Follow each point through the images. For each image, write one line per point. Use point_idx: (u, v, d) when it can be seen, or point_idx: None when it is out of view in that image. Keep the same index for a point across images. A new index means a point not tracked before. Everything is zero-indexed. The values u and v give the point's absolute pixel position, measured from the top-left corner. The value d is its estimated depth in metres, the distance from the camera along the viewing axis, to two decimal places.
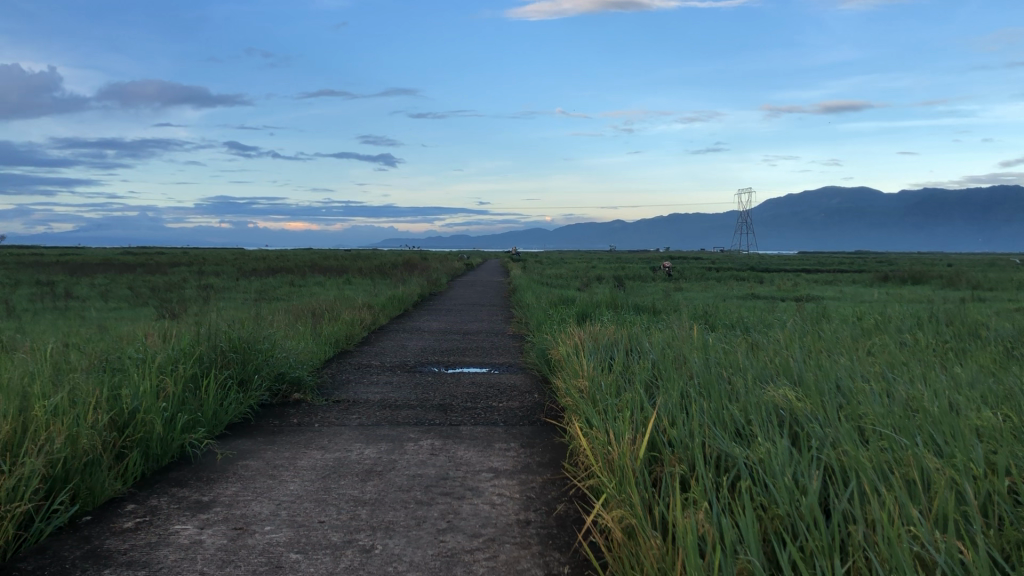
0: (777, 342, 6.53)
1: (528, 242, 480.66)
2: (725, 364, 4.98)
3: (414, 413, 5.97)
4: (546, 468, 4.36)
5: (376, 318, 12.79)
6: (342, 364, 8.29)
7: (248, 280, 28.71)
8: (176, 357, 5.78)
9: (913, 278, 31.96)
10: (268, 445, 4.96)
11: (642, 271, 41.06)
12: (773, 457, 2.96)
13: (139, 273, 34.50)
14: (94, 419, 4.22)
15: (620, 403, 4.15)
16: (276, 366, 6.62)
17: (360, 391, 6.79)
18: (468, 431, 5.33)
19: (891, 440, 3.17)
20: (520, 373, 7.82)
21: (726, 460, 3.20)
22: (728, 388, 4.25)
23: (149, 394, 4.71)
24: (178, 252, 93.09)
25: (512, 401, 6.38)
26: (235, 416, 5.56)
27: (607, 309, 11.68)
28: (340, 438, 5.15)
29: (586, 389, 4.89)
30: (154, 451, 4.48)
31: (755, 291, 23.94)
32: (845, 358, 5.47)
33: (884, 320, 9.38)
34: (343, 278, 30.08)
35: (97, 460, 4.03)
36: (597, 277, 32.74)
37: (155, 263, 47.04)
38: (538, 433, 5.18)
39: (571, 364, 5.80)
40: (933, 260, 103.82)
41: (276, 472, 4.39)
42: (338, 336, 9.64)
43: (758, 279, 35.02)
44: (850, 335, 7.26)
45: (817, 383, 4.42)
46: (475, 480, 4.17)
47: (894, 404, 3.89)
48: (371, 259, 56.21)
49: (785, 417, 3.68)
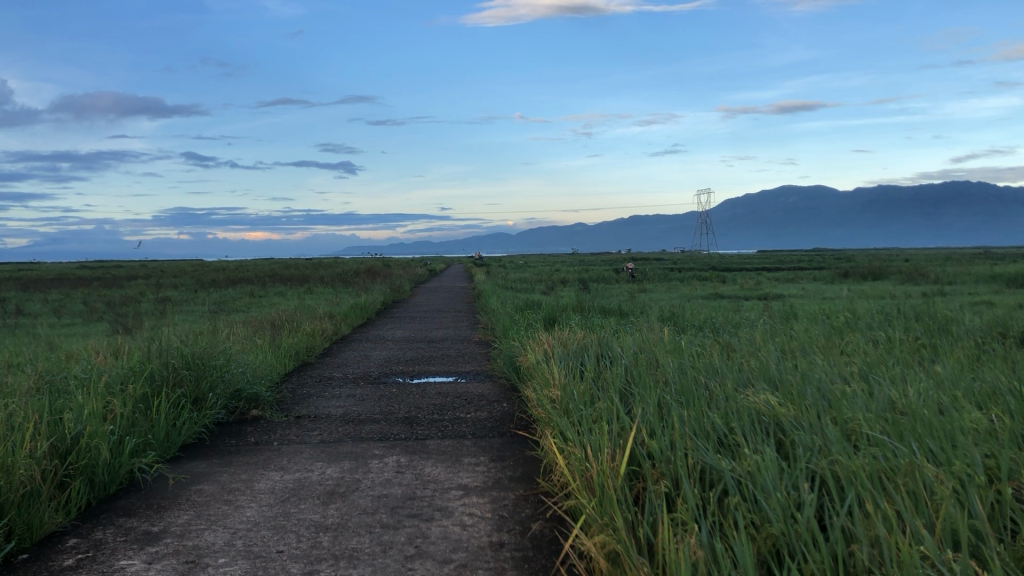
0: (750, 342, 6.37)
1: (490, 247, 480.62)
2: (700, 368, 4.80)
3: (378, 427, 5.72)
4: (519, 483, 4.15)
5: (338, 327, 12.48)
6: (302, 377, 8.01)
7: (207, 292, 28.14)
8: (125, 377, 5.48)
9: (872, 273, 32.29)
10: (223, 467, 4.69)
11: (605, 274, 40.85)
12: (763, 469, 2.78)
13: (93, 286, 34.03)
14: (32, 447, 3.94)
15: (595, 414, 3.95)
16: (232, 382, 6.33)
17: (321, 406, 6.51)
18: (435, 446, 5.09)
19: (884, 447, 3.02)
20: (487, 381, 7.61)
21: (712, 473, 3.01)
22: (707, 395, 4.06)
23: (94, 418, 4.42)
24: (135, 264, 91.80)
25: (480, 411, 6.16)
26: (189, 437, 5.27)
27: (574, 313, 11.51)
28: (300, 457, 4.88)
29: (558, 398, 4.69)
30: (100, 477, 4.19)
31: (722, 290, 23.88)
32: (821, 359, 5.32)
33: (853, 317, 9.32)
34: (305, 288, 29.60)
35: (36, 490, 3.75)
36: (563, 280, 32.73)
37: (112, 277, 46.00)
38: (508, 446, 4.97)
39: (541, 372, 5.59)
40: (894, 255, 105.16)
41: (232, 496, 4.13)
42: (297, 348, 9.33)
43: (720, 278, 35.02)
44: (822, 334, 7.14)
45: (797, 385, 4.25)
46: (444, 500, 3.93)
47: (878, 408, 3.73)
48: (332, 269, 55.76)
49: (769, 423, 3.51)
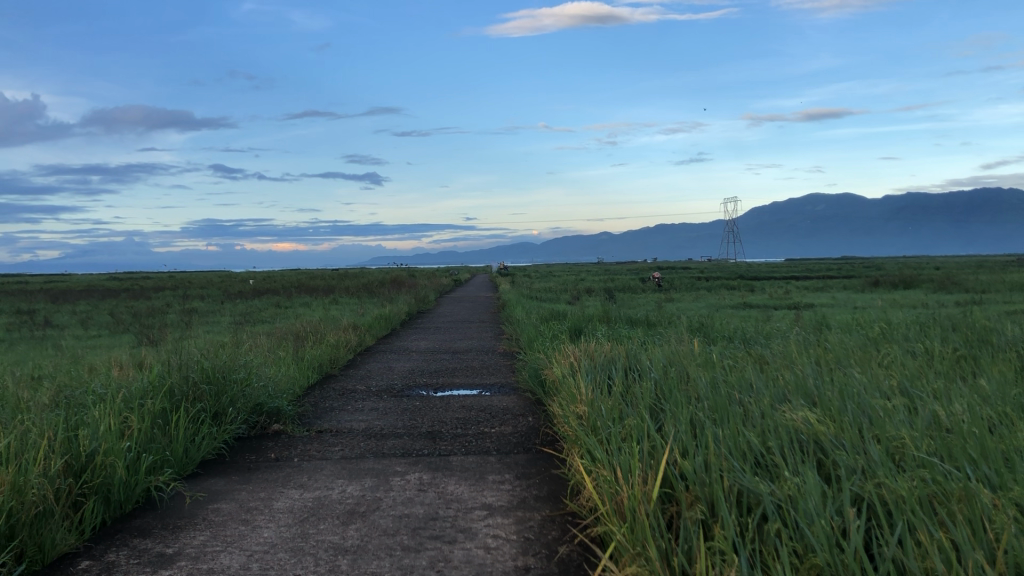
0: (783, 355, 6.18)
1: (515, 257, 480.85)
2: (733, 383, 4.62)
3: (401, 442, 5.59)
4: (544, 503, 3.99)
5: (362, 338, 12.39)
6: (324, 390, 7.90)
7: (233, 302, 28.22)
8: (143, 393, 5.39)
9: (903, 281, 31.97)
10: (242, 485, 4.57)
11: (630, 282, 40.61)
12: (806, 494, 2.62)
13: (122, 297, 34.37)
14: (45, 465, 3.84)
15: (624, 431, 3.80)
16: (253, 397, 6.22)
17: (343, 420, 6.38)
18: (459, 462, 4.94)
19: (934, 468, 2.84)
20: (512, 395, 7.46)
21: (749, 496, 2.85)
22: (741, 412, 3.89)
23: (111, 435, 4.33)
24: (163, 275, 92.64)
25: (505, 426, 6.01)
26: (208, 452, 5.18)
27: (600, 324, 11.34)
28: (320, 474, 4.76)
29: (585, 415, 4.53)
30: (116, 496, 4.08)
31: (750, 300, 23.60)
32: (858, 372, 5.13)
33: (888, 327, 9.08)
34: (331, 298, 29.68)
35: (48, 510, 3.64)
36: (589, 290, 32.69)
37: (138, 288, 46.19)
38: (534, 463, 4.82)
39: (566, 387, 5.43)
40: (925, 262, 103.79)
41: (250, 516, 4.01)
42: (320, 360, 9.23)
43: (746, 286, 34.71)
44: (856, 345, 6.92)
45: (835, 402, 4.06)
46: (468, 520, 3.79)
47: (922, 425, 3.55)
48: (356, 279, 55.89)
49: (808, 443, 3.34)
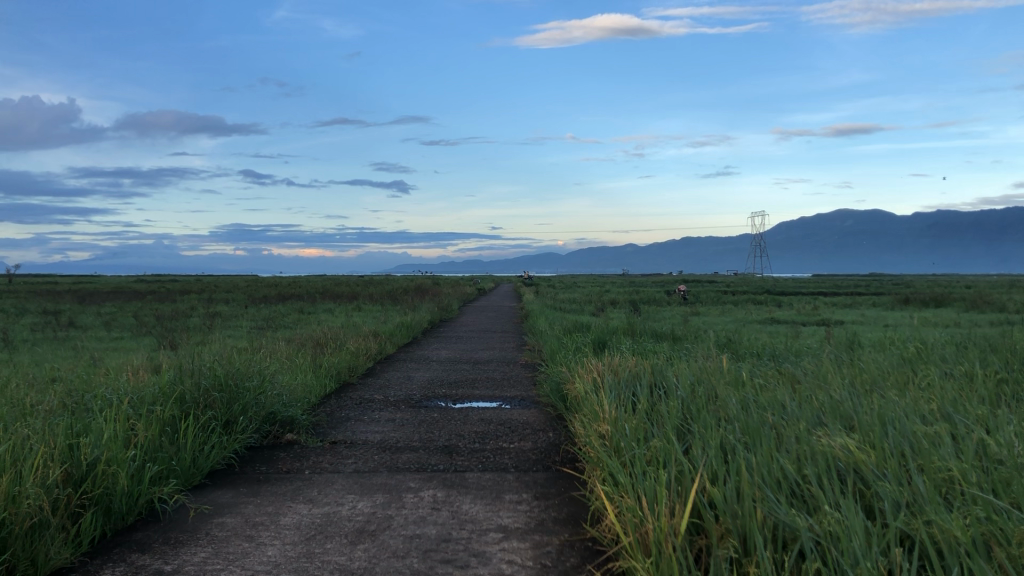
0: (815, 374, 5.93)
1: (540, 267, 480.75)
2: (765, 405, 4.40)
3: (416, 456, 5.40)
4: (564, 527, 3.79)
5: (382, 347, 12.20)
6: (341, 399, 7.75)
7: (258, 308, 28.22)
8: (151, 400, 5.26)
9: (936, 299, 31.50)
10: (250, 498, 4.41)
11: (654, 294, 40.34)
12: (850, 532, 2.40)
13: (146, 299, 34.95)
14: (43, 474, 3.68)
15: (650, 454, 3.60)
16: (266, 406, 6.06)
17: (358, 431, 6.20)
18: (475, 480, 4.74)
19: (988, 505, 2.61)
20: (533, 408, 7.26)
21: (785, 530, 2.64)
22: (774, 437, 3.68)
23: (114, 444, 4.19)
24: (190, 279, 93.52)
25: (524, 441, 5.80)
26: (217, 462, 5.02)
27: (625, 337, 11.10)
28: (331, 489, 4.58)
29: (607, 435, 4.31)
30: (117, 507, 3.92)
31: (777, 316, 23.15)
32: (895, 395, 4.87)
33: (925, 348, 8.75)
34: (354, 306, 29.52)
35: (44, 521, 3.48)
36: (616, 301, 32.46)
37: (167, 291, 46.35)
38: (554, 482, 4.62)
39: (589, 403, 5.22)
40: (957, 281, 102.16)
41: (254, 532, 3.83)
42: (338, 368, 9.06)
43: (772, 301, 34.38)
44: (890, 365, 6.65)
45: (874, 426, 3.84)
46: (482, 543, 3.59)
47: (970, 454, 3.30)
48: (381, 285, 56.11)
49: (846, 472, 3.13)
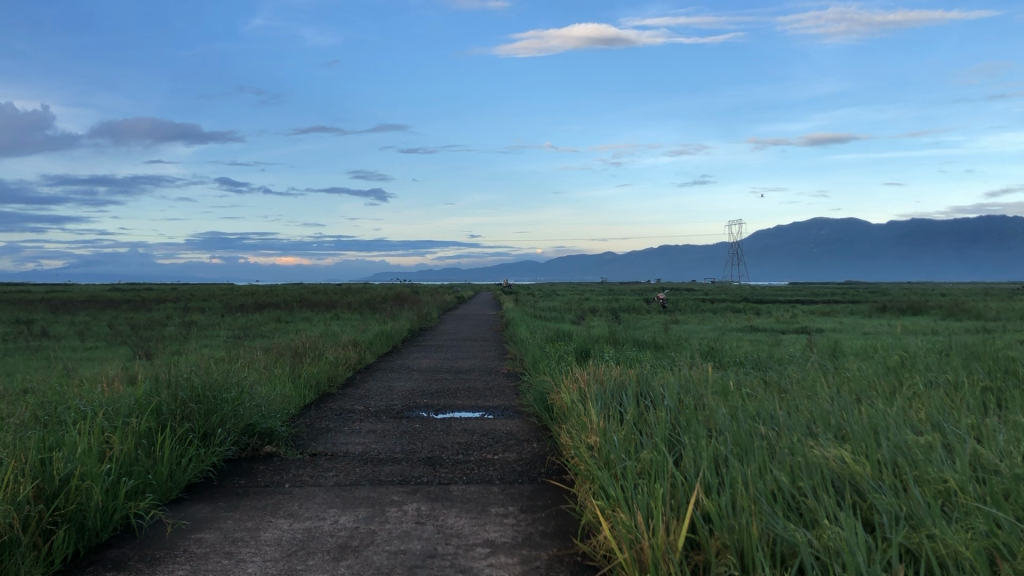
0: (801, 384, 5.88)
1: (519, 275, 480.91)
2: (755, 415, 4.34)
3: (398, 468, 5.30)
4: (552, 541, 3.71)
5: (362, 356, 12.06)
6: (321, 410, 7.62)
7: (235, 316, 27.90)
8: (127, 413, 5.13)
9: (913, 307, 31.68)
10: (228, 512, 4.29)
11: (636, 304, 40.25)
12: (852, 547, 2.34)
13: (123, 309, 34.50)
14: (14, 490, 3.56)
15: (641, 466, 3.53)
16: (245, 417, 5.92)
17: (339, 443, 6.09)
18: (460, 492, 4.65)
19: (987, 518, 2.56)
20: (517, 418, 7.17)
21: (783, 545, 2.58)
22: (767, 447, 3.62)
23: (88, 458, 4.06)
24: (167, 287, 92.86)
25: (509, 452, 5.71)
26: (195, 476, 4.90)
27: (607, 346, 11.03)
28: (312, 503, 4.47)
29: (596, 446, 4.25)
30: (91, 523, 3.79)
31: (757, 323, 23.21)
32: (883, 404, 4.83)
33: (908, 356, 8.73)
34: (332, 314, 29.27)
35: (14, 539, 3.36)
36: (597, 309, 32.33)
37: (141, 300, 45.98)
38: (540, 495, 4.54)
39: (575, 414, 5.14)
40: (931, 289, 103.15)
41: (234, 548, 3.72)
42: (318, 379, 8.93)
43: (752, 310, 34.43)
44: (875, 374, 6.62)
45: (867, 436, 3.78)
46: (468, 559, 3.50)
47: (964, 464, 3.26)
48: (358, 293, 55.86)
49: (842, 484, 3.07)
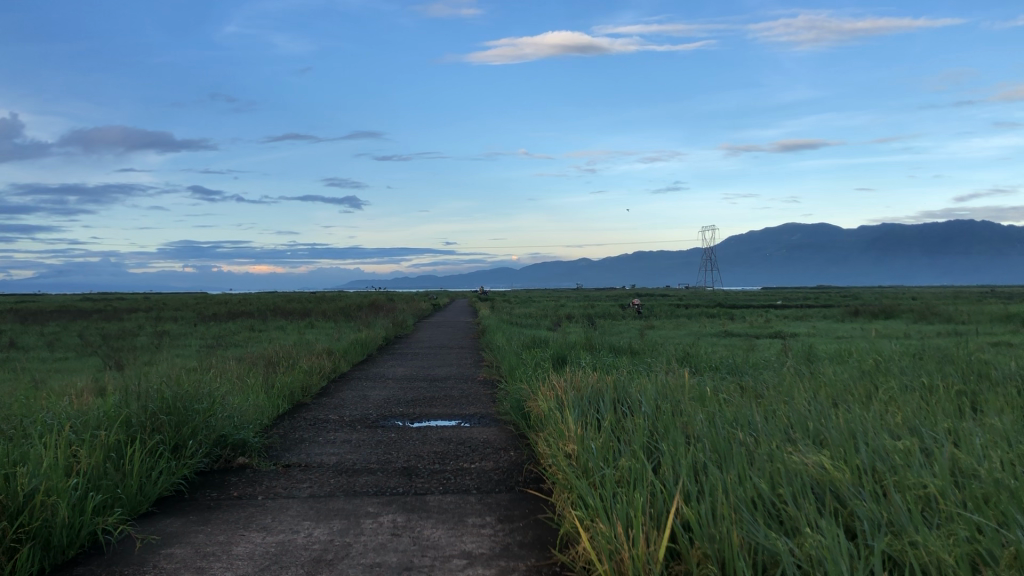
0: (778, 388, 5.85)
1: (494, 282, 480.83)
2: (733, 422, 4.31)
3: (373, 479, 5.22)
4: (530, 552, 3.66)
5: (337, 366, 11.92)
6: (295, 419, 7.53)
7: (207, 326, 27.56)
8: (95, 425, 5.02)
9: (884, 311, 31.94)
10: (200, 526, 4.20)
11: (612, 309, 40.19)
12: (834, 554, 2.30)
13: (94, 319, 34.05)
14: None
15: (621, 474, 3.49)
16: (217, 428, 5.82)
17: (313, 454, 6.00)
18: (436, 502, 4.59)
19: (967, 522, 2.55)
20: (493, 427, 7.11)
21: (765, 553, 2.54)
22: (746, 453, 3.59)
23: (54, 473, 3.96)
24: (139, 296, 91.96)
25: (485, 461, 5.65)
26: (166, 490, 4.80)
27: (583, 352, 10.98)
28: (286, 515, 4.39)
29: (574, 454, 4.21)
30: (57, 540, 3.69)
31: (733, 329, 23.26)
32: (860, 409, 4.81)
33: (883, 360, 8.74)
34: (306, 323, 29.00)
35: None
36: (572, 316, 32.29)
37: (114, 310, 45.48)
38: (518, 504, 4.49)
39: (552, 422, 5.10)
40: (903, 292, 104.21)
41: (205, 563, 3.63)
42: (292, 389, 8.83)
43: (726, 315, 34.54)
44: (851, 378, 6.61)
45: (845, 441, 3.76)
46: (445, 571, 3.44)
47: (942, 469, 3.24)
48: (333, 301, 55.57)
49: (822, 491, 3.04)
